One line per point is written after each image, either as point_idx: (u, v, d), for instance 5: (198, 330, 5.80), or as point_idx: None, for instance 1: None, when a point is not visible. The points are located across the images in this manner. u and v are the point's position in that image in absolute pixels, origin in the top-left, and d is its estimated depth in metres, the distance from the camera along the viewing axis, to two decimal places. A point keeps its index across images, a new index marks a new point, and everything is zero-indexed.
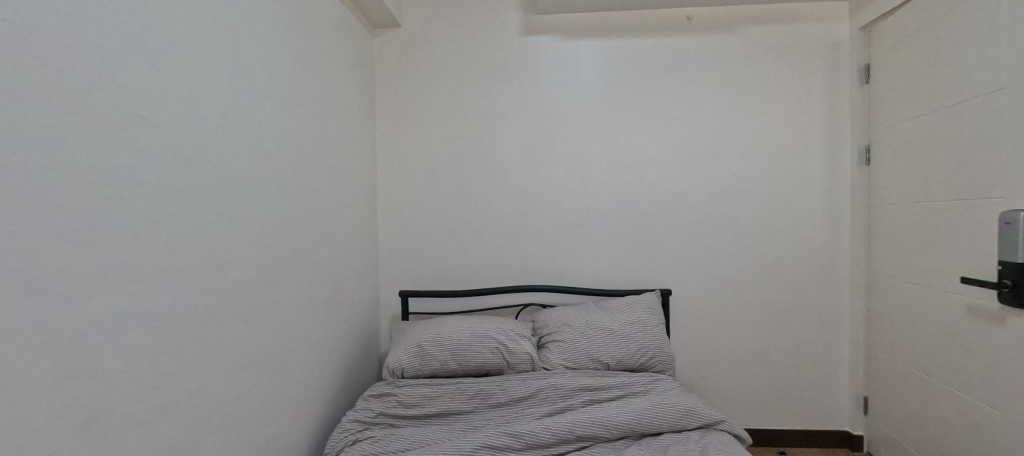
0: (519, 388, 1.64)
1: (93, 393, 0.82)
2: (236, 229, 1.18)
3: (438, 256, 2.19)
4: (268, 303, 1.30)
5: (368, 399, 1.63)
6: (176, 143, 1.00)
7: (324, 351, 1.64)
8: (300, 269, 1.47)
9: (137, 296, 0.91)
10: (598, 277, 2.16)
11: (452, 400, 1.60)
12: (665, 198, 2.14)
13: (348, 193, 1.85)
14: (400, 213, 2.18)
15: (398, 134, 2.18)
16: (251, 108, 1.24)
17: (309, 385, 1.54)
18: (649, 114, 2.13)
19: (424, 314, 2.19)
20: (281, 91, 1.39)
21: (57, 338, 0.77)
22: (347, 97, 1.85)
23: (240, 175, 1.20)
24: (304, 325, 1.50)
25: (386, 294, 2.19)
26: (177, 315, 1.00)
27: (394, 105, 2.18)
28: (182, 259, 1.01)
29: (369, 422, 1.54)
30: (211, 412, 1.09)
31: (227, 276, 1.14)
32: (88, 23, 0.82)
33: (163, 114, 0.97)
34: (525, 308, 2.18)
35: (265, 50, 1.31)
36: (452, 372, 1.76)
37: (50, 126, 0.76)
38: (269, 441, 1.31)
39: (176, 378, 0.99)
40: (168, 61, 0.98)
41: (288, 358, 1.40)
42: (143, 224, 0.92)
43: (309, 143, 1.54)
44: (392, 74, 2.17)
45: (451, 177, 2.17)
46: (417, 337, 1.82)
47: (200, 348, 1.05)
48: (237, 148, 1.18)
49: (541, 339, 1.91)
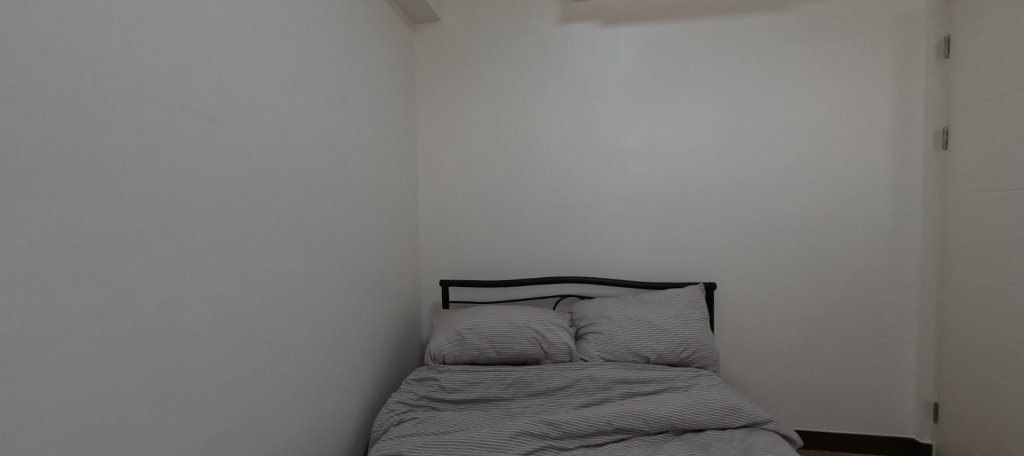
0: (556, 379, 1.66)
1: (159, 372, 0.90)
2: (287, 223, 1.26)
3: (477, 246, 2.23)
4: (317, 289, 1.39)
5: (412, 382, 1.71)
6: (226, 141, 1.06)
7: (369, 338, 1.72)
8: (346, 260, 1.56)
9: (207, 280, 1.01)
10: (638, 269, 2.13)
11: (491, 388, 1.64)
12: (710, 187, 2.05)
13: (390, 185, 1.92)
14: (441, 205, 2.24)
15: (438, 127, 2.23)
16: (301, 106, 1.32)
17: (356, 367, 1.63)
18: (693, 100, 2.04)
19: (463, 302, 2.25)
20: (327, 89, 1.46)
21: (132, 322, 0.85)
22: (389, 94, 1.92)
23: (292, 169, 1.28)
24: (350, 310, 1.59)
25: (427, 284, 2.27)
26: (236, 300, 1.08)
27: (435, 101, 2.23)
28: (238, 248, 1.09)
29: (412, 403, 1.61)
30: (270, 388, 1.19)
31: (280, 264, 1.23)
32: (163, 34, 0.91)
33: (226, 114, 1.06)
34: (562, 299, 2.18)
35: (312, 51, 1.38)
36: (491, 360, 1.80)
37: (132, 129, 0.85)
38: (321, 417, 1.41)
39: (239, 355, 1.09)
40: (215, 63, 1.03)
41: (336, 341, 1.50)
42: (198, 220, 0.99)
43: (353, 138, 1.61)
44: (432, 67, 2.22)
45: (490, 169, 2.20)
46: (458, 325, 1.87)
47: (256, 332, 1.15)
48: (288, 144, 1.27)
49: (580, 330, 1.91)
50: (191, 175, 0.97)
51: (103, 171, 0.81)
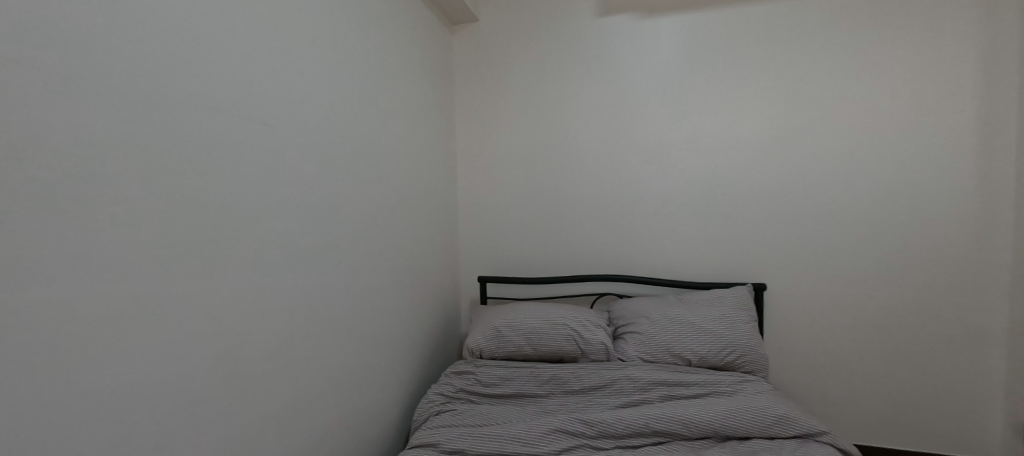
0: (593, 378, 1.64)
1: (232, 359, 0.98)
2: (335, 222, 1.33)
3: (515, 243, 2.25)
4: (362, 283, 1.47)
5: (450, 375, 1.76)
6: (283, 146, 1.13)
7: (409, 332, 1.79)
8: (388, 256, 1.63)
9: (270, 273, 1.09)
10: (680, 268, 2.05)
11: (527, 384, 1.66)
12: (760, 183, 1.93)
13: (430, 183, 1.98)
14: (479, 203, 2.28)
15: (476, 125, 2.26)
16: (346, 109, 1.39)
17: (398, 358, 1.70)
18: (741, 91, 1.93)
19: (501, 299, 2.28)
20: (370, 91, 1.52)
21: (211, 314, 0.92)
22: (428, 96, 1.97)
23: (338, 169, 1.35)
24: (392, 304, 1.66)
25: (466, 279, 2.32)
26: (291, 292, 1.16)
27: (473, 101, 2.26)
28: (293, 244, 1.17)
29: (450, 395, 1.65)
30: (320, 375, 1.27)
31: (328, 259, 1.31)
32: (233, 45, 0.99)
33: (283, 119, 1.13)
34: (600, 297, 2.15)
35: (356, 56, 1.45)
36: (527, 356, 1.81)
37: (212, 133, 0.93)
38: (366, 404, 1.49)
39: (294, 343, 1.18)
40: (272, 72, 1.10)
41: (380, 332, 1.57)
42: (262, 219, 1.06)
43: (394, 138, 1.67)
44: (470, 67, 2.25)
45: (527, 166, 2.21)
46: (495, 320, 1.90)
47: (308, 322, 1.23)
48: (336, 145, 1.34)
49: (617, 330, 1.88)
50: (256, 177, 1.04)
51: (189, 175, 0.87)
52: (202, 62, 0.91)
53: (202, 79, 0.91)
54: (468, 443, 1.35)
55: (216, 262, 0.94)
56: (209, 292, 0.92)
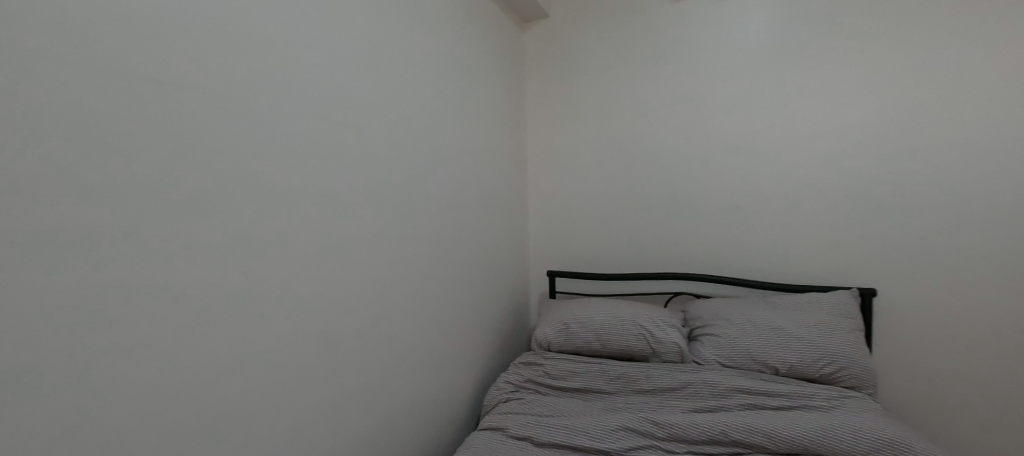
0: (666, 379, 1.51)
1: (327, 339, 1.07)
2: (418, 215, 1.42)
3: (586, 238, 2.23)
4: (443, 272, 1.56)
5: (519, 365, 1.71)
6: (375, 147, 1.23)
7: (478, 322, 1.84)
8: (463, 246, 1.71)
9: (367, 259, 1.20)
10: (768, 268, 1.89)
11: (594, 379, 1.56)
12: (866, 175, 1.71)
13: (500, 177, 2.03)
14: (550, 197, 2.30)
15: (546, 120, 2.28)
16: (428, 107, 1.49)
17: (469, 345, 1.76)
18: (842, 72, 1.73)
19: (571, 293, 2.28)
20: (446, 90, 1.61)
21: (312, 297, 1.03)
22: (499, 95, 2.02)
23: (423, 164, 1.45)
24: (466, 292, 1.73)
25: (536, 273, 2.35)
26: (384, 277, 1.27)
27: (543, 99, 2.28)
28: (386, 232, 1.27)
29: (518, 385, 1.59)
30: (405, 354, 1.36)
31: (414, 248, 1.40)
32: (337, 53, 1.11)
33: (377, 117, 1.24)
34: (676, 296, 2.05)
35: (434, 57, 1.54)
36: (596, 353, 1.71)
37: (323, 133, 1.05)
38: (443, 385, 1.57)
39: (383, 324, 1.27)
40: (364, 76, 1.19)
41: (456, 319, 1.65)
42: (355, 213, 1.16)
43: (468, 134, 1.76)
44: (541, 62, 2.27)
45: (600, 159, 2.17)
46: (564, 314, 1.83)
47: (398, 306, 1.33)
48: (421, 142, 1.45)
49: (693, 331, 1.77)
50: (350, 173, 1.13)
51: (305, 169, 1.00)
52: (307, 68, 1.01)
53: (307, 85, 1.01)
54: (543, 432, 1.29)
55: (317, 249, 1.04)
56: (311, 278, 1.02)
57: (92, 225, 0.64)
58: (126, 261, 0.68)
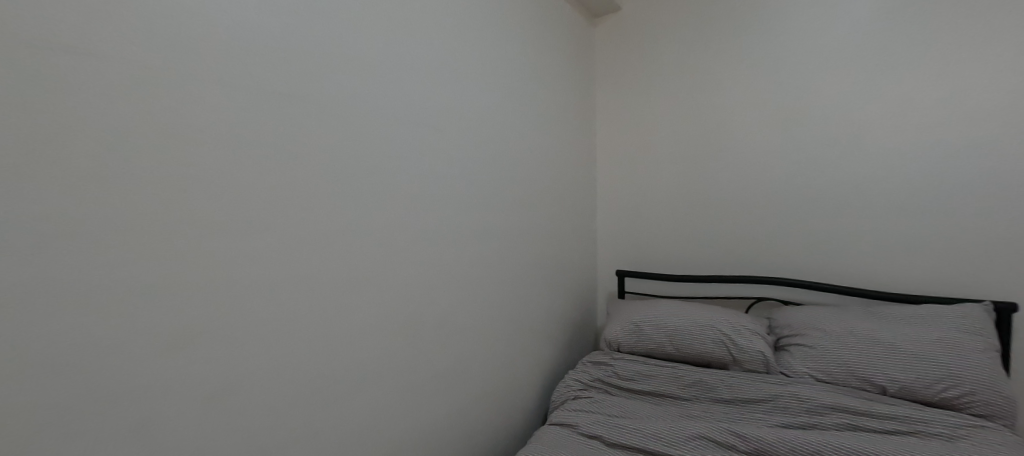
0: (749, 390, 1.38)
1: (413, 329, 1.12)
2: (497, 211, 1.44)
3: (659, 237, 2.13)
4: (519, 263, 1.55)
5: (587, 364, 1.66)
6: (456, 144, 1.27)
7: (558, 323, 1.82)
8: (540, 240, 1.69)
9: (449, 244, 1.22)
10: (872, 274, 1.68)
11: (668, 384, 1.47)
12: (999, 168, 1.47)
13: (570, 172, 2.00)
14: (620, 194, 2.23)
15: (617, 115, 2.22)
16: (504, 100, 1.50)
17: (547, 340, 1.72)
18: (968, 50, 1.51)
19: (641, 294, 2.19)
20: (520, 85, 1.62)
21: (399, 278, 1.06)
22: (570, 94, 2.01)
23: (501, 156, 1.46)
24: (544, 286, 1.70)
25: (603, 272, 2.28)
26: (463, 264, 1.28)
27: (614, 96, 2.23)
28: (466, 220, 1.29)
29: (587, 383, 1.55)
30: (485, 342, 1.36)
31: (493, 239, 1.41)
32: (421, 40, 1.15)
33: (457, 105, 1.27)
34: (759, 302, 1.90)
35: (509, 52, 1.55)
36: (669, 357, 1.62)
37: (408, 116, 1.10)
38: (520, 377, 1.54)
39: (464, 311, 1.28)
40: (447, 78, 1.24)
41: (534, 312, 1.62)
42: (438, 207, 1.20)
43: (541, 128, 1.75)
44: (612, 56, 2.22)
45: (674, 154, 2.07)
46: (634, 315, 1.75)
47: (478, 294, 1.34)
48: (496, 134, 1.46)
49: (781, 340, 1.61)
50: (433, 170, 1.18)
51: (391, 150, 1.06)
52: (396, 72, 1.07)
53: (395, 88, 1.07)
54: (614, 431, 1.24)
55: (401, 233, 1.08)
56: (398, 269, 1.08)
57: (215, 209, 0.73)
58: (242, 224, 0.75)
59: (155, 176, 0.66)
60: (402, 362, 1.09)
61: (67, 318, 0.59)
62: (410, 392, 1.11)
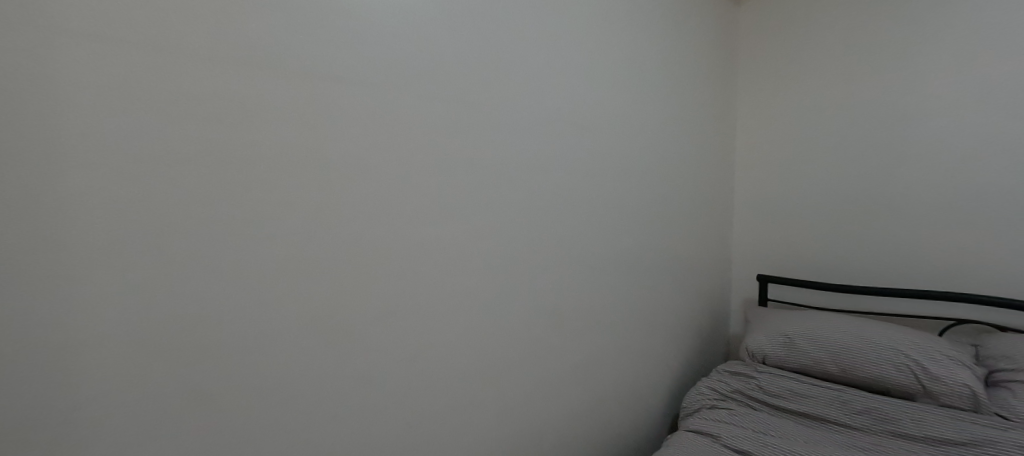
0: (948, 429, 1.10)
1: (564, 329, 1.10)
2: (644, 215, 1.36)
3: (818, 239, 1.82)
4: (656, 257, 1.42)
5: (723, 372, 1.50)
6: (608, 141, 1.21)
7: (689, 332, 1.65)
8: (679, 233, 1.54)
9: (591, 228, 1.16)
10: None
11: (827, 407, 1.25)
12: None
13: (713, 162, 1.80)
14: (767, 189, 1.96)
15: (767, 100, 1.95)
16: (650, 81, 1.39)
17: (676, 343, 1.57)
18: None
19: (788, 304, 1.91)
20: (670, 65, 1.49)
21: (544, 260, 1.03)
22: (715, 89, 1.81)
23: (643, 139, 1.36)
24: (677, 284, 1.55)
25: (741, 276, 2.03)
26: (604, 251, 1.20)
27: (762, 90, 1.97)
28: (609, 204, 1.21)
29: (723, 393, 1.40)
30: (617, 338, 1.27)
31: (633, 227, 1.31)
32: (578, 14, 1.11)
33: (608, 83, 1.21)
34: (956, 325, 1.53)
35: (659, 29, 1.44)
36: (829, 377, 1.38)
37: (565, 91, 1.07)
38: (648, 379, 1.42)
39: (601, 302, 1.21)
40: (607, 79, 1.21)
41: (665, 311, 1.49)
42: (589, 197, 1.15)
43: (687, 113, 1.59)
44: (764, 33, 1.96)
45: (843, 144, 1.75)
46: (785, 326, 1.53)
47: (613, 286, 1.25)
48: (642, 115, 1.35)
49: (995, 374, 1.26)
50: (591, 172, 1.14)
51: (549, 124, 1.03)
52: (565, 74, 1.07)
53: (562, 89, 1.06)
54: (761, 448, 1.10)
55: (550, 211, 1.04)
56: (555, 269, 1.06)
57: (404, 174, 0.75)
58: (423, 191, 0.78)
59: (375, 150, 0.71)
60: (554, 362, 1.08)
61: (326, 292, 0.67)
62: (557, 395, 1.09)
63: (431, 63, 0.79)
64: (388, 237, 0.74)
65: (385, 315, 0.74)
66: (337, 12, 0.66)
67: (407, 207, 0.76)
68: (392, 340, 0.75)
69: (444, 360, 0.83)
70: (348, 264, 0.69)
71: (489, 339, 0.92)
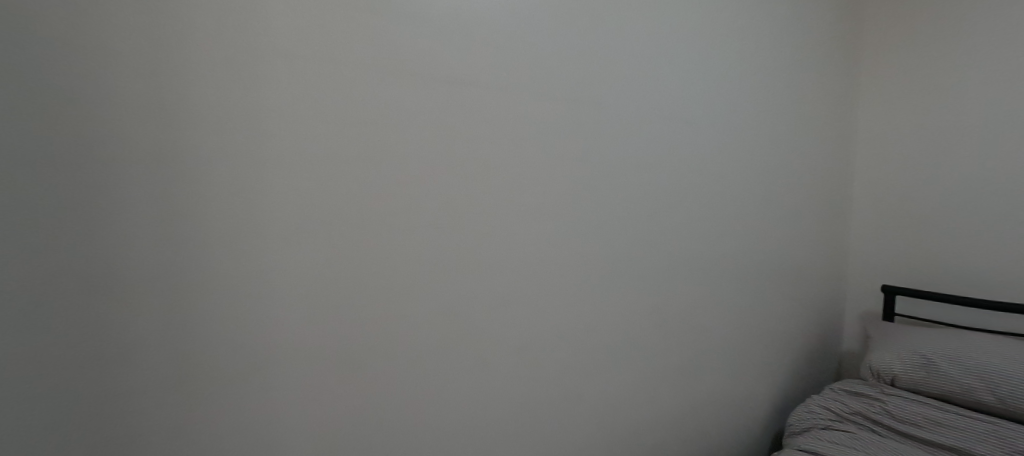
0: None
1: (664, 336, 1.06)
2: (752, 218, 1.26)
3: (965, 247, 1.56)
4: (762, 260, 1.31)
5: (840, 392, 1.35)
6: (716, 135, 1.13)
7: (798, 344, 1.51)
8: (789, 236, 1.41)
9: (693, 227, 1.09)
10: None
11: (980, 441, 1.07)
12: None
13: (830, 157, 1.61)
14: (898, 188, 1.70)
15: (902, 85, 1.69)
16: (763, 69, 1.27)
17: (781, 355, 1.44)
18: None
19: (919, 320, 1.66)
20: (785, 50, 1.35)
21: (642, 259, 0.99)
22: (836, 77, 1.62)
23: (752, 133, 1.24)
24: (785, 291, 1.42)
25: (859, 286, 1.80)
26: (706, 253, 1.13)
27: (896, 74, 1.71)
28: (713, 202, 1.14)
29: (841, 414, 1.26)
30: (717, 345, 1.19)
31: (738, 228, 1.21)
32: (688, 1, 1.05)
33: (717, 73, 1.13)
34: None
35: (776, 11, 1.30)
36: (982, 406, 1.18)
37: (671, 82, 1.02)
38: (748, 392, 1.31)
39: (702, 306, 1.13)
40: (718, 72, 1.13)
41: (771, 320, 1.37)
42: (692, 195, 1.08)
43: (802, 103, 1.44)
44: (902, 7, 1.69)
45: (1006, 135, 1.47)
46: (921, 344, 1.34)
47: (715, 290, 1.17)
48: (752, 107, 1.24)
49: None
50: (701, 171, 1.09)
51: (653, 119, 0.99)
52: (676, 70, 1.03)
53: (670, 88, 1.02)
54: None
55: (650, 209, 1.00)
56: (659, 271, 1.03)
57: (511, 170, 0.77)
58: (527, 187, 0.79)
59: (485, 149, 0.74)
60: (652, 366, 1.04)
61: (444, 283, 0.71)
62: (657, 401, 1.05)
63: (540, 59, 0.79)
64: (503, 233, 0.77)
65: (497, 307, 0.77)
66: (464, 23, 0.70)
67: (521, 204, 0.79)
68: (503, 331, 0.78)
69: (548, 354, 0.85)
70: (468, 258, 0.73)
71: (590, 339, 0.92)
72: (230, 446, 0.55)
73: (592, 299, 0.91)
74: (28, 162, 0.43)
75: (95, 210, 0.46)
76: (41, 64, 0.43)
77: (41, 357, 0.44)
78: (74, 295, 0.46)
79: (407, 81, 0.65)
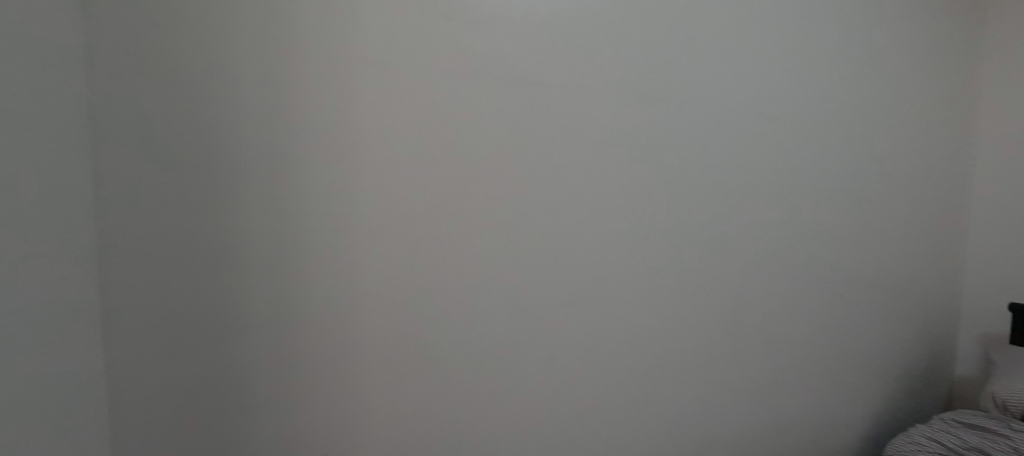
0: None
1: (739, 346, 0.98)
2: (844, 221, 1.13)
3: None
4: (856, 269, 1.17)
5: (950, 423, 1.19)
6: (804, 130, 1.03)
7: (897, 365, 1.34)
8: (890, 241, 1.25)
9: (774, 230, 1.00)
10: None
11: None
12: None
13: (945, 152, 1.40)
14: None
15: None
16: (863, 53, 1.13)
17: (876, 376, 1.29)
18: None
19: None
20: (891, 30, 1.19)
21: (714, 262, 0.93)
22: (956, 60, 1.40)
23: (848, 125, 1.11)
24: (884, 304, 1.26)
25: (979, 302, 1.55)
26: (788, 259, 1.03)
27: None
28: (798, 203, 1.04)
29: (949, 447, 1.11)
30: (800, 359, 1.09)
31: (827, 232, 1.09)
32: None
33: (807, 59, 1.02)
34: None
35: None
36: None
37: (754, 72, 0.94)
38: (836, 413, 1.19)
39: (783, 316, 1.04)
40: (813, 64, 1.03)
41: (866, 335, 1.23)
42: (773, 196, 0.99)
43: (910, 90, 1.26)
44: None
45: None
46: None
47: (798, 299, 1.07)
48: (849, 97, 1.11)
49: None
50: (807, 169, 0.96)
51: (732, 112, 0.92)
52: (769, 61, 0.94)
53: (752, 79, 0.93)
54: None
55: (725, 209, 0.93)
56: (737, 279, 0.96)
57: (576, 166, 0.76)
58: (592, 184, 0.78)
59: (550, 146, 0.73)
60: (725, 377, 0.97)
61: (507, 279, 0.71)
62: (729, 414, 0.99)
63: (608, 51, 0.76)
64: (570, 233, 0.77)
65: (563, 307, 0.77)
66: (543, 24, 0.71)
67: (589, 205, 0.78)
68: (565, 333, 0.77)
69: (613, 358, 0.83)
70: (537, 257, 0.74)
71: (657, 344, 0.88)
72: (318, 425, 0.59)
73: (661, 305, 0.88)
74: (165, 166, 0.49)
75: (212, 210, 0.52)
76: (170, 82, 0.49)
77: (169, 338, 0.51)
78: (196, 285, 0.52)
79: (479, 82, 0.67)
